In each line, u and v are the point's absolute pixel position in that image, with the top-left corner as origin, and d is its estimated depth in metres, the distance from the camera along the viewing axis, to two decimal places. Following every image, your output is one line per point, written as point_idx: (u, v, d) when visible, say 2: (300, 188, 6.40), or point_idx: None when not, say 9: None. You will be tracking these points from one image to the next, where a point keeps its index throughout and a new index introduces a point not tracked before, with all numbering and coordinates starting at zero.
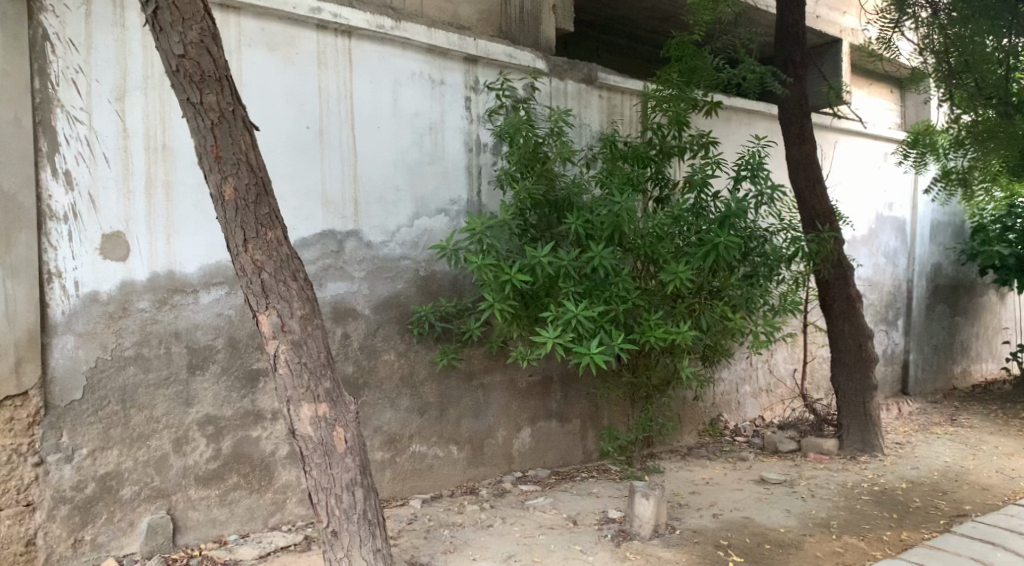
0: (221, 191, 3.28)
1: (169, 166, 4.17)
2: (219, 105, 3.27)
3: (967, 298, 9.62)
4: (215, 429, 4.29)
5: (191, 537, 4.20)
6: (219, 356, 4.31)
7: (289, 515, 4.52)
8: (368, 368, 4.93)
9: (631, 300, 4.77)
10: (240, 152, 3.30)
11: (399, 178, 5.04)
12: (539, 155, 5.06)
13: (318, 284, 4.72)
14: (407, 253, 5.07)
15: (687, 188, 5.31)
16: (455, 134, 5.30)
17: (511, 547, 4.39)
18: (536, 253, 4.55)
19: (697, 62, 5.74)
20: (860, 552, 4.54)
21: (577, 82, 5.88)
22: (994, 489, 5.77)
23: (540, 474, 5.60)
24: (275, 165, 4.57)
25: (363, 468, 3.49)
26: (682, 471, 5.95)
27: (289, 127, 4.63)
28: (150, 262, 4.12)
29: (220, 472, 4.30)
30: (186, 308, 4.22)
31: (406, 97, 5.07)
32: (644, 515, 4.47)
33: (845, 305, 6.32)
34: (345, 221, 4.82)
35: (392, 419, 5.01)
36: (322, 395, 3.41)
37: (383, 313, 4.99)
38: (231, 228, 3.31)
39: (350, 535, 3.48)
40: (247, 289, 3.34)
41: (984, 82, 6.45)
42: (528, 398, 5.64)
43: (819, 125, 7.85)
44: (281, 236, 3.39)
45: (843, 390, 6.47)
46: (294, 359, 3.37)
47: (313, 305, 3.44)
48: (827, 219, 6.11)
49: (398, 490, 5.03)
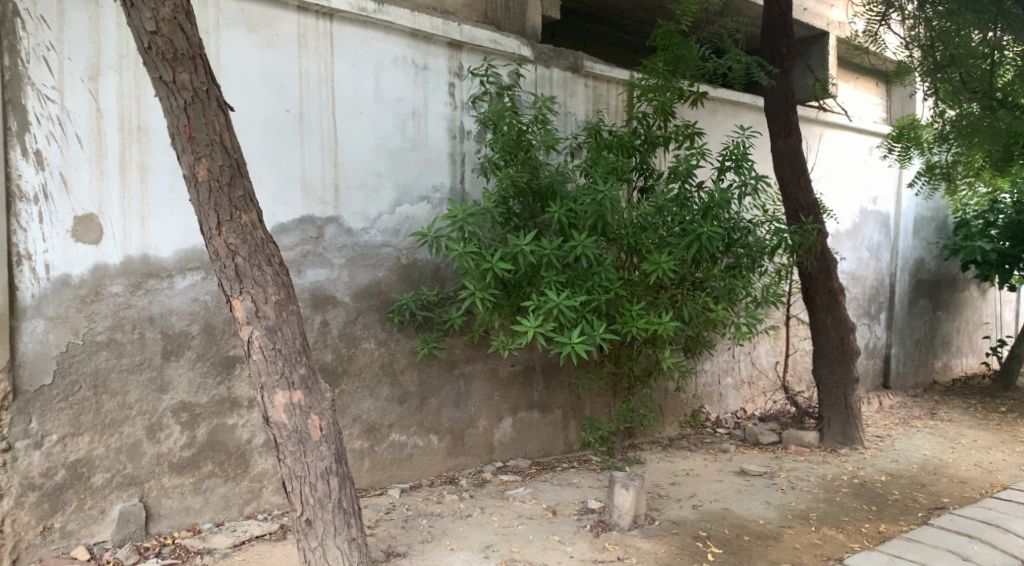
0: (194, 172, 3.22)
1: (144, 147, 4.09)
2: (192, 84, 3.19)
3: (949, 293, 9.67)
4: (190, 416, 4.22)
5: (164, 526, 4.14)
6: (194, 342, 4.24)
7: (265, 503, 4.47)
8: (347, 356, 4.87)
9: (613, 290, 4.73)
10: (215, 132, 3.24)
11: (381, 164, 4.98)
12: (523, 142, 5.00)
13: (296, 270, 4.66)
14: (388, 241, 5.02)
15: (672, 178, 5.26)
16: (438, 120, 5.24)
17: (489, 537, 4.35)
18: (518, 241, 4.49)
19: (683, 52, 5.69)
20: (839, 544, 4.55)
21: (563, 70, 5.83)
22: (972, 482, 5.80)
23: (520, 464, 5.57)
24: (254, 149, 4.50)
25: (338, 456, 3.45)
26: (664, 462, 5.94)
27: (269, 110, 4.55)
28: (123, 245, 4.04)
29: (195, 460, 4.24)
30: (161, 293, 4.15)
31: (389, 81, 5.00)
32: (623, 505, 4.45)
33: (828, 298, 6.32)
34: (325, 206, 4.76)
35: (371, 408, 4.96)
36: (297, 382, 3.35)
37: (363, 301, 4.93)
38: (205, 211, 3.25)
39: (325, 525, 3.44)
40: (221, 273, 3.28)
41: (969, 76, 6.49)
42: (509, 388, 5.60)
43: (805, 118, 7.83)
44: (255, 220, 3.33)
45: (825, 382, 6.48)
46: (268, 345, 3.31)
47: (289, 291, 3.39)
48: (811, 211, 6.10)
49: (376, 480, 4.98)
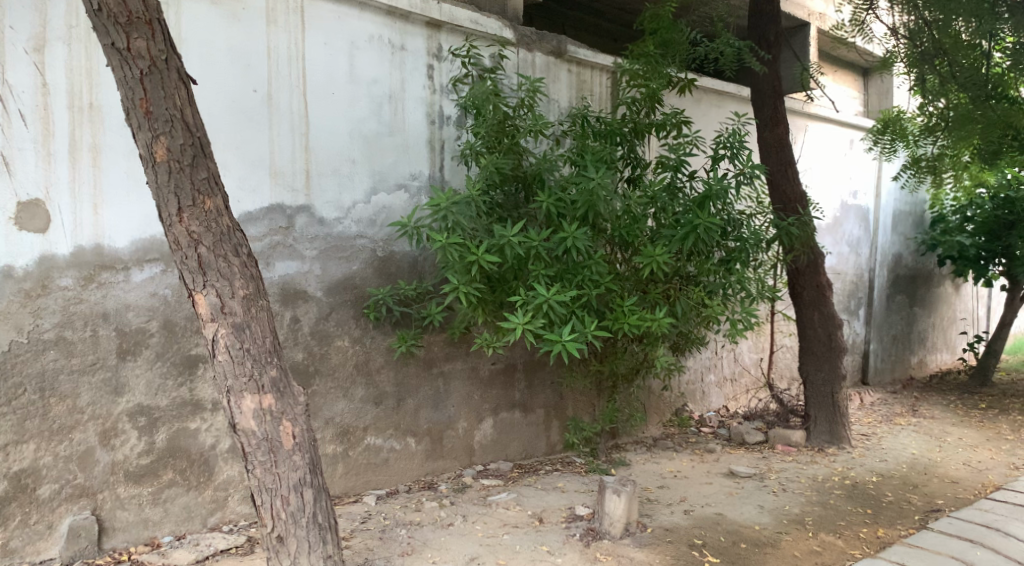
0: (152, 152, 2.90)
1: (96, 127, 3.73)
2: (149, 52, 2.87)
3: (926, 289, 9.58)
4: (149, 420, 3.88)
5: (119, 540, 3.79)
6: (153, 340, 3.89)
7: (231, 514, 4.11)
8: (319, 354, 4.56)
9: (605, 284, 4.50)
10: (174, 107, 2.91)
11: (355, 150, 4.67)
12: (508, 128, 4.73)
13: (265, 263, 4.35)
14: (364, 232, 4.71)
15: (662, 168, 5.03)
16: (417, 104, 4.92)
17: (473, 548, 4.08)
18: (505, 232, 4.23)
19: (672, 36, 5.43)
20: (838, 550, 4.35)
21: (546, 54, 5.54)
22: (964, 482, 5.65)
23: (502, 467, 5.31)
24: (219, 133, 4.18)
25: (313, 467, 3.14)
26: (649, 464, 5.70)
27: (234, 89, 4.23)
28: (73, 234, 3.69)
29: (153, 468, 3.89)
30: (116, 286, 3.80)
31: (364, 61, 4.69)
32: (615, 513, 4.21)
33: (815, 294, 6.14)
34: (295, 195, 4.44)
35: (345, 410, 4.66)
36: (267, 385, 3.04)
37: (337, 296, 4.62)
38: (164, 195, 2.93)
39: (298, 542, 3.13)
40: (182, 265, 2.96)
41: (959, 67, 6.27)
42: (490, 387, 5.32)
43: (792, 110, 7.65)
44: (221, 205, 3.01)
45: (811, 380, 6.29)
46: (234, 344, 3.00)
47: (258, 284, 3.07)
48: (802, 204, 5.90)
49: (351, 486, 4.69)
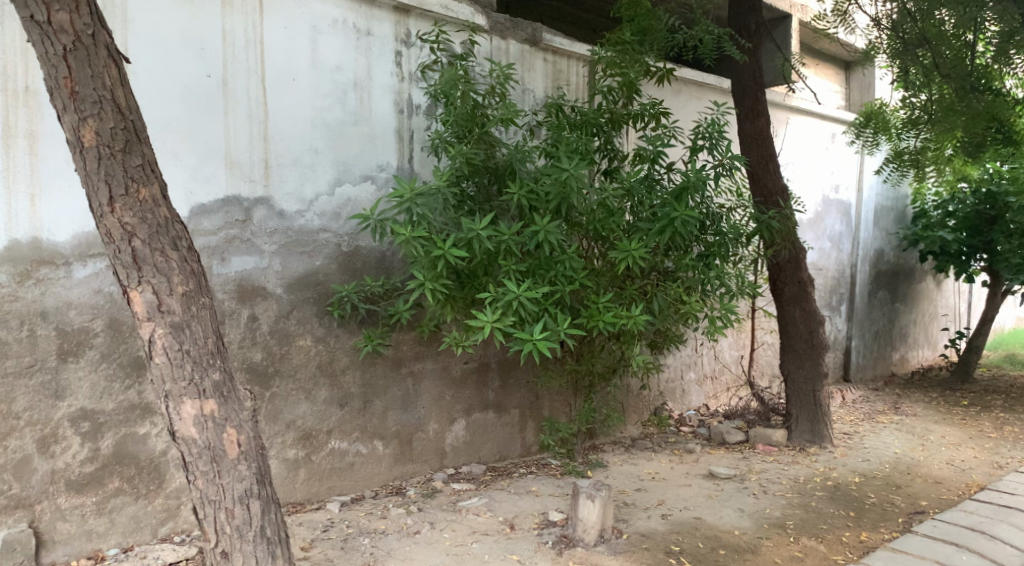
0: (79, 135, 2.68)
1: (32, 113, 3.49)
2: (73, 26, 2.66)
3: (907, 284, 9.47)
4: (92, 425, 3.64)
5: (59, 554, 3.56)
6: (98, 340, 3.66)
7: (183, 523, 3.89)
8: (279, 355, 4.34)
9: (579, 280, 4.32)
10: (103, 87, 2.70)
11: (318, 140, 4.45)
12: (478, 117, 4.53)
13: (220, 258, 4.12)
14: (327, 226, 4.49)
15: (639, 160, 4.85)
16: (384, 93, 4.69)
17: (439, 558, 3.88)
18: (473, 225, 4.02)
19: (650, 23, 5.25)
20: (820, 556, 4.19)
21: (520, 42, 5.33)
22: (948, 482, 5.51)
23: (474, 470, 5.11)
24: (170, 121, 3.95)
25: (260, 477, 2.93)
26: (626, 465, 5.53)
27: (186, 73, 3.99)
28: (7, 227, 3.45)
29: (98, 477, 3.66)
30: (56, 283, 3.56)
31: (327, 47, 4.46)
32: (589, 518, 4.03)
33: (797, 289, 5.98)
34: (253, 186, 4.21)
35: (307, 413, 4.44)
36: (209, 389, 2.83)
37: (299, 293, 4.40)
38: (94, 183, 2.71)
39: (244, 557, 2.91)
40: (115, 259, 2.74)
41: (941, 59, 6.10)
42: (462, 387, 5.12)
43: (772, 102, 7.49)
44: (157, 195, 2.79)
45: (792, 377, 6.13)
46: (173, 345, 2.79)
47: (200, 281, 2.86)
48: (782, 197, 5.73)
49: (313, 493, 4.47)
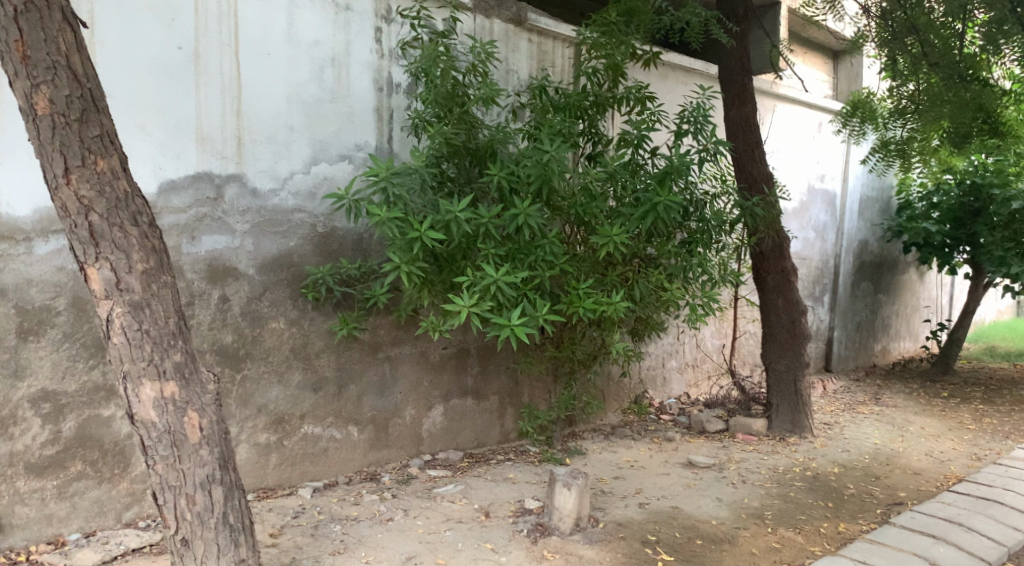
0: (32, 103, 2.57)
1: None
2: None
3: (890, 275, 9.46)
4: (54, 407, 3.53)
5: (17, 539, 3.46)
6: (60, 319, 3.55)
7: (149, 508, 3.79)
8: (251, 337, 4.23)
9: (559, 265, 4.24)
10: (58, 52, 2.59)
11: (293, 117, 4.32)
12: (459, 95, 4.42)
13: (189, 237, 4.01)
14: (302, 206, 4.37)
15: (623, 144, 4.75)
16: (363, 70, 4.57)
17: (411, 546, 3.80)
18: (452, 207, 3.92)
19: (637, 4, 5.12)
20: (798, 547, 4.15)
21: (505, 21, 5.21)
22: (927, 473, 5.49)
23: (451, 457, 5.03)
24: (139, 96, 3.82)
25: (224, 462, 2.84)
26: (605, 453, 5.46)
27: (155, 44, 3.86)
28: None
29: (60, 460, 3.55)
30: (16, 259, 3.44)
31: (304, 21, 4.33)
32: (565, 507, 3.96)
33: (780, 278, 5.92)
34: (225, 162, 4.09)
35: (279, 397, 4.34)
36: (170, 371, 2.73)
37: (272, 274, 4.29)
38: (49, 153, 2.60)
39: (205, 545, 2.82)
40: (71, 234, 2.64)
41: (929, 47, 6.02)
42: (440, 373, 5.03)
43: (759, 89, 7.42)
44: (116, 167, 2.68)
45: (774, 367, 6.09)
46: (132, 325, 2.69)
47: (161, 258, 2.75)
48: (768, 184, 5.66)
49: (285, 478, 4.39)
